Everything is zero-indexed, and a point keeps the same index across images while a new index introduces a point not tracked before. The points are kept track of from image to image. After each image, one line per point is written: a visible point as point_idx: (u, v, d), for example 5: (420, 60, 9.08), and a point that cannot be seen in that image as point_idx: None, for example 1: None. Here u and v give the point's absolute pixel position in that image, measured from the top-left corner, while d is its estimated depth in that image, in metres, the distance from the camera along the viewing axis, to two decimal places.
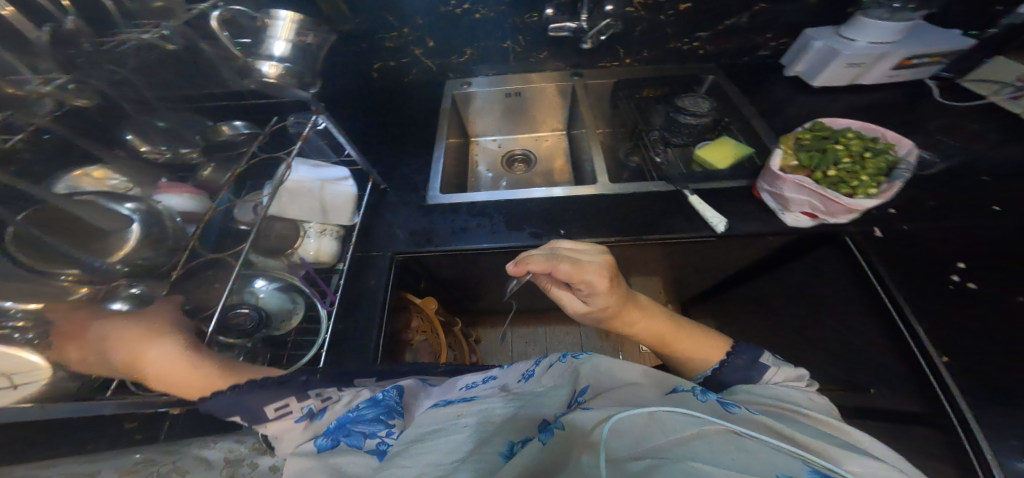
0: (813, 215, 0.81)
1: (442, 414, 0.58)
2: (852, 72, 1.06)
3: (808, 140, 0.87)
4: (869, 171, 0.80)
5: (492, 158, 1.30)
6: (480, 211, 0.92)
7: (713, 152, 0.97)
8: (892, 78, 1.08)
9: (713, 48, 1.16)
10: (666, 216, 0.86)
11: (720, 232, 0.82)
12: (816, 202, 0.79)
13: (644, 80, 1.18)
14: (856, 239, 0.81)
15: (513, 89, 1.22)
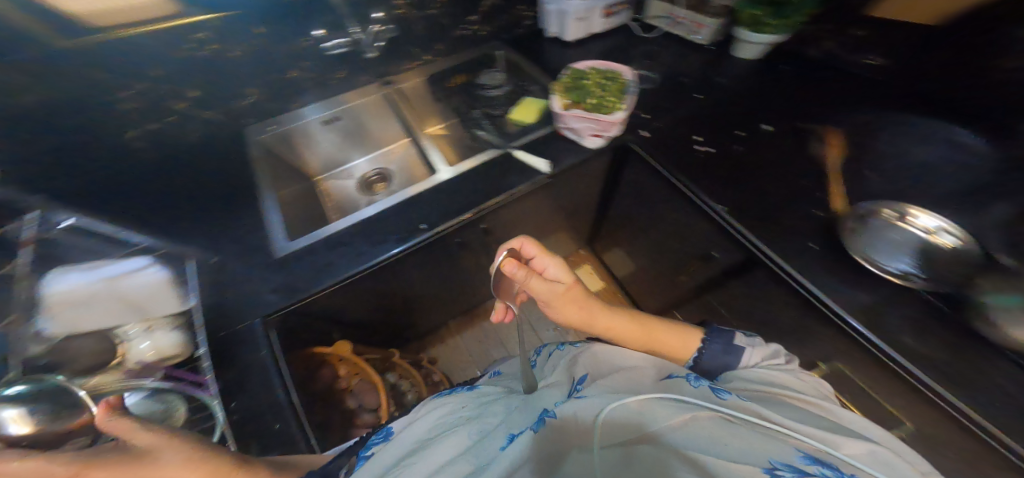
0: (601, 136, 0.84)
1: (451, 414, 0.64)
2: (586, 23, 1.10)
3: (563, 85, 0.85)
4: (614, 95, 0.82)
5: (348, 189, 1.18)
6: (337, 241, 0.82)
7: (522, 111, 0.98)
8: (609, 24, 1.15)
9: (489, 28, 1.17)
10: (510, 178, 0.87)
11: (548, 172, 0.87)
12: (591, 128, 0.82)
13: (444, 69, 1.14)
14: (633, 144, 0.89)
15: (335, 113, 1.08)
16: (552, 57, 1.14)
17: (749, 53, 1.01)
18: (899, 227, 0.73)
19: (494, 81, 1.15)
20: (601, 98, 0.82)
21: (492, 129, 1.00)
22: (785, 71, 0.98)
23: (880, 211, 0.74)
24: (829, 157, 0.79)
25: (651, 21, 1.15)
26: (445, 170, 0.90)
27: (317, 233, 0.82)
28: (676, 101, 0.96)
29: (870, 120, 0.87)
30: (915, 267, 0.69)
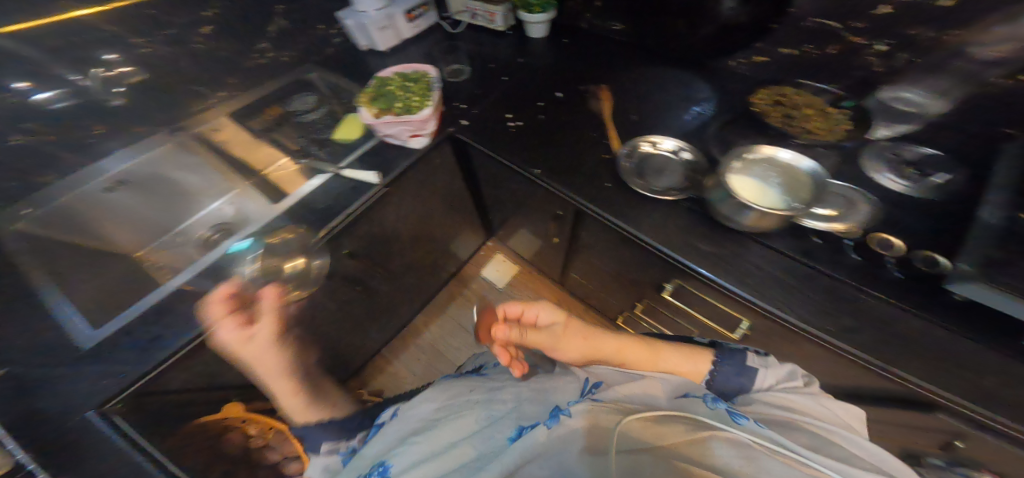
0: (421, 135, 0.90)
1: (462, 395, 0.65)
2: (392, 31, 1.16)
3: (369, 95, 0.91)
4: (419, 94, 0.90)
5: (180, 255, 0.98)
6: (164, 312, 0.74)
7: (344, 130, 0.98)
8: (417, 29, 1.22)
9: (294, 52, 1.15)
10: (346, 198, 0.87)
11: (378, 181, 0.87)
12: (408, 130, 0.88)
13: (251, 105, 1.08)
14: (455, 131, 0.96)
15: (118, 176, 0.97)
16: (370, 65, 1.16)
17: (537, 32, 1.17)
18: (652, 156, 0.82)
19: (307, 104, 1.10)
20: (407, 100, 0.89)
21: (328, 148, 0.97)
22: (569, 44, 1.14)
23: (640, 143, 0.83)
24: (603, 106, 0.94)
25: (457, 17, 1.26)
26: (306, 184, 0.89)
27: (128, 311, 0.73)
28: (486, 88, 1.04)
29: (639, 73, 1.03)
30: (675, 184, 0.78)
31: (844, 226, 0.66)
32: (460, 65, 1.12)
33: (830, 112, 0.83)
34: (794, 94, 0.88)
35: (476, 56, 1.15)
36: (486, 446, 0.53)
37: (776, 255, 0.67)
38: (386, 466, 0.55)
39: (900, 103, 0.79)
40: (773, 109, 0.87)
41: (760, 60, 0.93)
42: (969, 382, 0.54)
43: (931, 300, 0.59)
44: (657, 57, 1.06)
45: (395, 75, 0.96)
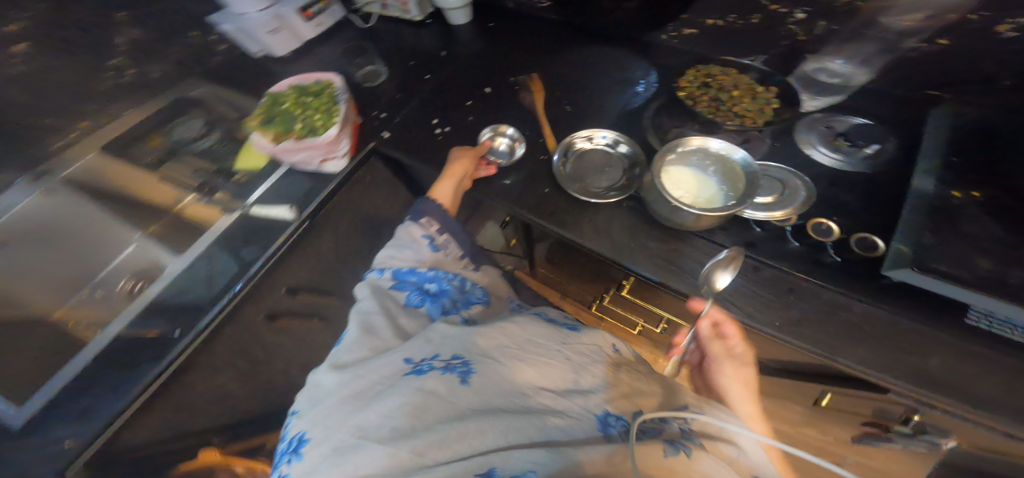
0: (335, 156, 0.82)
1: (549, 339, 0.56)
2: (286, 33, 1.04)
3: (263, 117, 0.82)
4: (321, 109, 0.81)
5: (100, 310, 0.83)
6: (94, 379, 0.68)
7: (247, 159, 0.93)
8: (320, 27, 1.11)
9: (162, 67, 0.94)
10: (263, 241, 0.82)
11: (295, 218, 0.82)
12: (317, 154, 0.81)
13: (130, 133, 0.92)
14: (377, 146, 0.85)
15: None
16: (277, 74, 1.06)
17: (460, 19, 1.08)
18: (587, 153, 0.78)
19: (194, 131, 0.99)
20: (308, 119, 0.81)
21: (233, 180, 0.93)
22: (496, 29, 1.05)
23: (570, 139, 0.78)
24: (536, 100, 0.87)
25: (367, 9, 1.15)
26: (207, 234, 0.85)
27: (44, 388, 0.67)
28: (409, 89, 0.95)
29: (569, 57, 0.97)
30: (614, 182, 0.74)
31: (782, 214, 0.65)
32: (376, 65, 1.02)
33: (757, 93, 0.77)
34: (719, 75, 0.80)
35: (394, 54, 1.05)
36: (579, 413, 0.45)
37: (716, 247, 0.65)
38: (467, 367, 0.46)
39: (825, 74, 0.80)
40: (701, 95, 0.78)
41: (689, 32, 0.90)
42: (932, 365, 0.52)
43: (868, 284, 0.57)
44: (585, 37, 0.99)
45: (291, 89, 0.87)
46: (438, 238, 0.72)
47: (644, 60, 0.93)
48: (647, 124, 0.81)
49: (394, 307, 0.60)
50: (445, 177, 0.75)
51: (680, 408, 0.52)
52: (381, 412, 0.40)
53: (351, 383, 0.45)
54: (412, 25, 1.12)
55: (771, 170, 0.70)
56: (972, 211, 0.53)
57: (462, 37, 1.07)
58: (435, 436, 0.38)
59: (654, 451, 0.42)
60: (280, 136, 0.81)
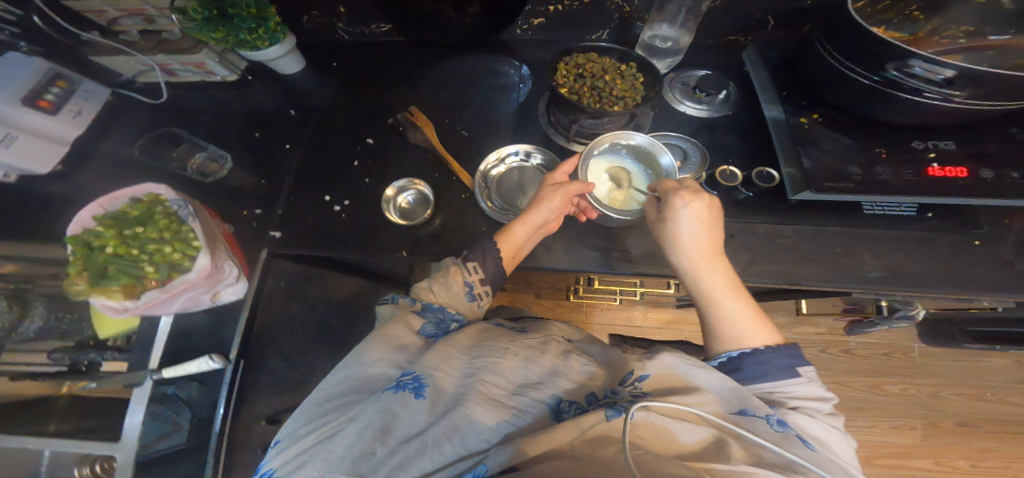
0: (222, 285, 0.65)
1: (497, 341, 0.55)
2: (30, 138, 0.76)
3: (83, 277, 0.58)
4: (162, 237, 0.60)
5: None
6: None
7: (103, 323, 0.72)
8: (82, 115, 0.83)
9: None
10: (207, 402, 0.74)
11: (223, 363, 0.65)
12: (200, 292, 0.63)
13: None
14: (272, 249, 0.69)
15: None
16: (85, 198, 0.80)
17: (291, 65, 0.89)
18: (505, 176, 0.76)
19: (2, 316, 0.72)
20: (155, 256, 0.60)
21: (109, 347, 0.73)
22: (341, 67, 0.92)
23: (480, 169, 0.75)
24: (428, 136, 0.78)
25: (145, 80, 0.88)
26: (135, 405, 0.63)
27: None
28: (271, 170, 0.80)
29: (433, 79, 0.90)
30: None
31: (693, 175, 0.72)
32: (206, 149, 0.82)
33: (623, 71, 0.80)
34: (585, 63, 0.80)
35: (227, 131, 0.86)
36: (527, 407, 0.46)
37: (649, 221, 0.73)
38: (419, 382, 0.48)
39: (660, 39, 0.87)
40: (581, 89, 0.77)
41: (538, 22, 0.89)
42: (846, 253, 0.65)
43: (780, 208, 0.68)
44: (441, 51, 0.92)
45: (96, 223, 0.61)
46: (480, 288, 0.63)
47: (510, 60, 0.91)
48: (543, 127, 0.82)
49: (406, 333, 0.55)
50: (518, 221, 0.65)
51: (624, 379, 0.51)
52: (347, 447, 0.44)
53: (311, 434, 0.47)
54: (226, 86, 0.90)
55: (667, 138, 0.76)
56: (823, 128, 0.65)
57: (301, 87, 0.91)
58: (394, 465, 0.41)
59: (591, 415, 0.43)
60: (131, 290, 0.60)
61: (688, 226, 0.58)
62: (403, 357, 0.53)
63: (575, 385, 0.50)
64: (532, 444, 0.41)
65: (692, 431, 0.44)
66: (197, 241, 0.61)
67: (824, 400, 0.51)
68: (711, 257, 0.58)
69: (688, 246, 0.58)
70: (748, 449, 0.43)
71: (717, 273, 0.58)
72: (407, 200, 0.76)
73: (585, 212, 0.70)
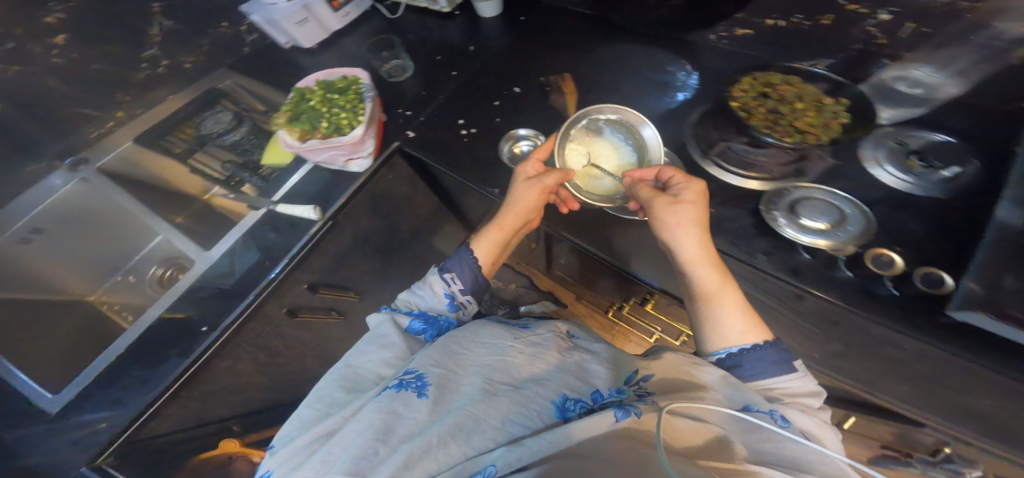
0: (358, 157, 0.80)
1: (502, 338, 0.61)
2: (313, 24, 1.00)
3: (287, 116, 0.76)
4: (346, 107, 0.75)
5: (140, 301, 0.91)
6: (125, 367, 0.73)
7: (274, 152, 0.89)
8: (347, 18, 1.07)
9: (195, 58, 0.98)
10: (286, 242, 0.81)
11: (319, 217, 0.81)
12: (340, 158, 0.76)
13: (159, 126, 0.92)
14: (401, 146, 0.84)
15: (35, 224, 0.84)
16: (306, 69, 1.02)
17: (488, 10, 1.02)
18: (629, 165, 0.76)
19: (222, 124, 0.96)
20: (333, 118, 0.74)
21: (259, 175, 0.90)
22: (528, 23, 1.00)
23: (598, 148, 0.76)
24: (567, 103, 0.83)
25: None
26: (240, 224, 0.84)
27: (81, 375, 0.72)
28: (433, 88, 0.91)
29: (602, 56, 0.91)
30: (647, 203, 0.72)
31: (836, 243, 0.64)
32: (400, 58, 0.97)
33: (825, 104, 0.63)
34: (783, 86, 0.66)
35: (418, 45, 1.01)
36: (530, 403, 0.50)
37: (747, 270, 0.67)
38: (421, 382, 0.53)
39: (906, 82, 0.71)
40: (758, 105, 0.64)
41: (743, 33, 0.82)
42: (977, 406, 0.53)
43: (904, 318, 0.59)
44: (622, 33, 0.92)
45: (317, 84, 0.80)
46: (462, 297, 0.70)
47: (686, 59, 0.86)
48: (686, 136, 0.77)
49: (392, 332, 0.63)
50: (496, 227, 0.72)
51: (630, 378, 0.55)
52: (350, 446, 0.48)
53: (331, 426, 0.52)
54: (440, 16, 1.06)
55: (828, 193, 0.67)
56: None
57: (489, 29, 1.02)
58: (400, 459, 0.44)
59: (597, 420, 0.46)
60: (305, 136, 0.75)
61: (682, 209, 0.61)
62: (395, 356, 0.61)
63: (577, 385, 0.54)
64: (534, 449, 0.44)
65: (696, 426, 0.48)
66: (362, 119, 0.75)
67: (813, 395, 0.53)
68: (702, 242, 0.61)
69: (678, 224, 0.61)
70: (753, 449, 0.46)
71: (706, 263, 0.60)
72: (522, 150, 0.80)
73: (566, 203, 0.75)
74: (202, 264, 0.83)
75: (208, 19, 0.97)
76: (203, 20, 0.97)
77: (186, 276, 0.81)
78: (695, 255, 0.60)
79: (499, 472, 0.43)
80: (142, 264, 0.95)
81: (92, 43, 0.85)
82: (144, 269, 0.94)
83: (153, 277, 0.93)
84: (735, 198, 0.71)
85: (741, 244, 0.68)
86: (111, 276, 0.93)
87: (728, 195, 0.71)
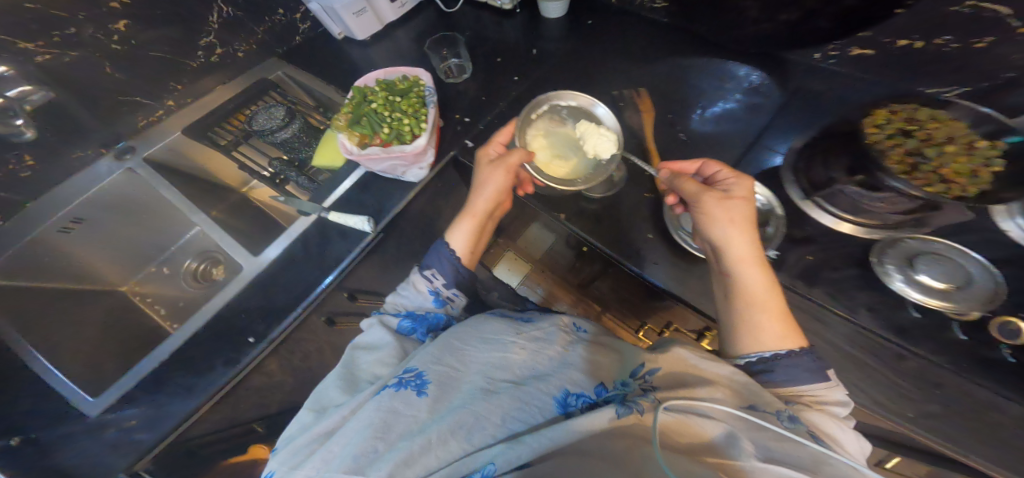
0: (418, 167, 0.73)
1: (502, 333, 0.61)
2: (370, 15, 0.95)
3: (347, 118, 0.71)
4: (408, 112, 0.70)
5: (173, 293, 0.94)
6: (169, 375, 0.70)
7: (325, 154, 0.83)
8: (403, 8, 1.00)
9: (247, 46, 0.95)
10: (337, 251, 0.75)
11: (372, 231, 0.75)
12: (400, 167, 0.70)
13: (210, 117, 0.90)
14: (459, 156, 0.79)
15: (76, 213, 0.82)
16: (361, 67, 0.97)
17: (553, 12, 0.94)
18: None
19: (274, 120, 0.83)
20: (394, 123, 0.69)
21: (309, 177, 0.85)
22: (595, 28, 0.92)
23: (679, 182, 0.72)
24: (644, 124, 0.78)
25: None
26: (290, 230, 0.78)
27: (123, 379, 0.70)
28: (494, 94, 0.84)
29: (681, 73, 0.84)
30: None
31: (955, 306, 0.59)
32: (458, 55, 0.90)
33: (976, 148, 0.53)
34: (929, 122, 0.55)
35: (476, 44, 0.94)
36: (531, 400, 0.51)
37: (846, 326, 0.63)
38: (421, 380, 0.53)
39: None
40: (893, 145, 0.55)
41: (860, 52, 0.70)
42: None
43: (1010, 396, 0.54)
44: (705, 47, 0.84)
45: (376, 83, 0.75)
46: (446, 292, 0.70)
47: (778, 81, 0.78)
48: (783, 167, 0.70)
49: (383, 333, 0.65)
50: (467, 215, 0.72)
51: (637, 371, 0.56)
52: (351, 443, 0.48)
53: (329, 427, 0.53)
54: (499, 13, 0.99)
55: (942, 245, 0.61)
56: None
57: (552, 31, 0.94)
58: (402, 456, 0.46)
59: (597, 418, 0.47)
60: (364, 140, 0.70)
61: (730, 209, 0.60)
62: (390, 355, 0.62)
63: (577, 379, 0.54)
64: (537, 448, 0.45)
65: (702, 421, 0.47)
66: (426, 127, 0.69)
67: (842, 405, 0.53)
68: (749, 244, 0.59)
69: (728, 223, 0.60)
70: (762, 443, 0.45)
71: (749, 264, 0.58)
72: None
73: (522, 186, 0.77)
74: (251, 269, 0.76)
75: (266, 7, 0.93)
76: (258, 8, 0.92)
77: (235, 279, 0.75)
78: (740, 256, 0.59)
79: (498, 470, 0.44)
80: (175, 256, 0.96)
81: (141, 24, 0.80)
82: (179, 260, 0.96)
83: (188, 268, 0.96)
84: (839, 246, 0.65)
85: (841, 297, 0.63)
86: (142, 269, 0.94)
87: (831, 241, 0.65)
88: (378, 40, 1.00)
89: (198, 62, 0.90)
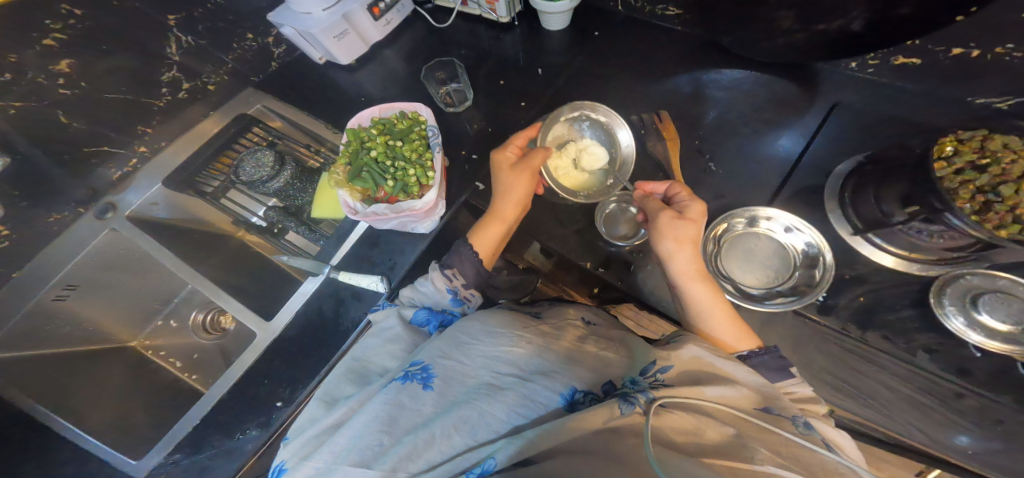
0: (428, 217, 0.71)
1: (508, 327, 0.53)
2: (353, 36, 0.84)
3: (345, 169, 0.69)
4: (411, 158, 0.67)
5: (184, 344, 0.89)
6: (208, 436, 0.72)
7: (322, 207, 0.80)
8: (388, 27, 0.89)
9: (219, 77, 0.85)
10: (351, 314, 0.75)
11: (387, 291, 0.74)
12: (410, 220, 0.69)
13: (192, 163, 0.81)
14: (469, 200, 0.76)
15: (70, 278, 0.75)
16: (350, 96, 0.88)
17: (555, 23, 0.84)
18: (754, 242, 0.67)
19: (264, 167, 0.78)
20: (398, 173, 0.67)
21: (307, 226, 0.85)
22: (603, 43, 0.84)
23: (728, 222, 0.67)
24: (670, 153, 0.71)
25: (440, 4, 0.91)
26: (300, 290, 0.77)
27: (159, 445, 0.72)
28: (504, 127, 0.81)
29: (703, 90, 0.78)
30: (779, 286, 0.64)
31: (1020, 350, 0.54)
32: (459, 80, 0.84)
33: None
34: (1007, 150, 0.50)
35: (474, 65, 0.86)
36: (537, 395, 0.44)
37: (910, 371, 0.59)
38: (428, 374, 0.48)
39: None
40: (961, 182, 0.51)
41: (903, 61, 0.64)
42: None
43: None
44: (724, 61, 0.78)
45: (371, 124, 0.71)
46: (465, 291, 0.64)
47: (807, 98, 0.73)
48: (829, 200, 0.66)
49: (396, 323, 0.61)
50: (496, 219, 0.66)
51: (646, 368, 0.48)
52: (353, 437, 0.43)
53: (339, 416, 0.48)
54: (494, 26, 0.89)
55: (1000, 280, 0.57)
56: None
57: (557, 45, 0.86)
58: (402, 452, 0.41)
59: (604, 411, 0.41)
60: (369, 194, 0.69)
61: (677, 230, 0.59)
62: (401, 348, 0.58)
63: (593, 376, 0.48)
64: (537, 444, 0.39)
65: (711, 424, 0.42)
66: (433, 176, 0.67)
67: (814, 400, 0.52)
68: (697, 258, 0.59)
69: (679, 240, 0.58)
70: (778, 453, 0.40)
71: (698, 277, 0.58)
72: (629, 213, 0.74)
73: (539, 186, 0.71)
74: (263, 336, 0.76)
75: (231, 34, 0.83)
76: (225, 34, 0.83)
77: (250, 349, 0.75)
78: (685, 268, 0.58)
79: (499, 466, 0.39)
80: (178, 308, 0.90)
81: (85, 58, 0.70)
82: (182, 314, 0.90)
83: (192, 321, 0.90)
84: (888, 283, 0.62)
85: (898, 339, 0.60)
86: (145, 327, 0.87)
87: (885, 279, 0.62)
88: (364, 61, 0.90)
89: (166, 101, 0.81)
